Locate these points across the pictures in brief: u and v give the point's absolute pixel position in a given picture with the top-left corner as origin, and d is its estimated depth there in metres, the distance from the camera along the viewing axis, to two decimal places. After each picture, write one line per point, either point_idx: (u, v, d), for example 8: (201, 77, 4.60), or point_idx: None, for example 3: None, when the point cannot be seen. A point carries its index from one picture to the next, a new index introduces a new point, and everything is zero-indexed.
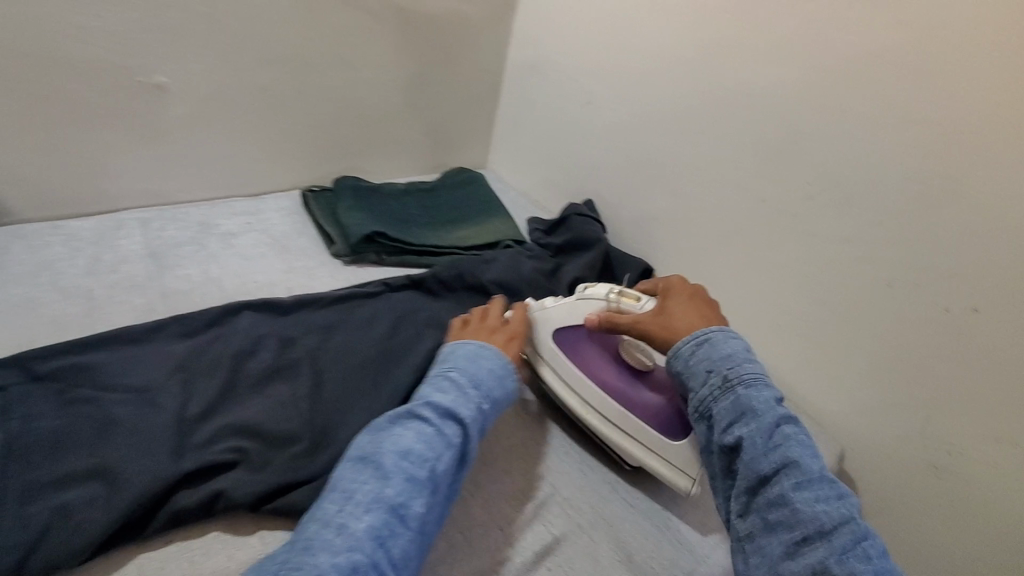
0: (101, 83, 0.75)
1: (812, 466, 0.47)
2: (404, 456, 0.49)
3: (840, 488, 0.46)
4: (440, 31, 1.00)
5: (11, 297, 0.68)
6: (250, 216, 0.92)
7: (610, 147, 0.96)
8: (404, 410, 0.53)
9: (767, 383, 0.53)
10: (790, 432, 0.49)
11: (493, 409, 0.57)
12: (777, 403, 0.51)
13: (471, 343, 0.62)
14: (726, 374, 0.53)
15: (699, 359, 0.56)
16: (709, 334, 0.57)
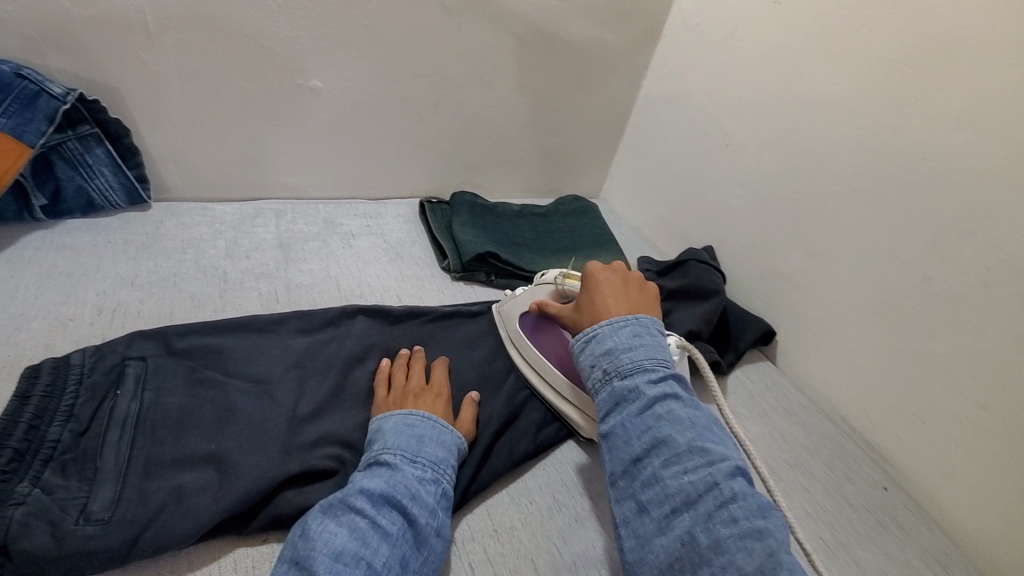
0: (265, 82, 0.80)
1: (680, 440, 0.47)
2: (337, 558, 0.42)
3: (709, 455, 0.45)
4: (580, 58, 0.98)
5: (160, 270, 0.73)
6: (371, 219, 0.95)
7: (744, 195, 0.90)
8: (334, 502, 0.46)
9: (650, 366, 0.51)
10: (664, 412, 0.48)
11: (435, 473, 0.52)
12: (653, 384, 0.50)
13: (396, 415, 0.56)
14: (606, 368, 0.53)
15: (585, 357, 0.55)
16: (595, 329, 0.56)
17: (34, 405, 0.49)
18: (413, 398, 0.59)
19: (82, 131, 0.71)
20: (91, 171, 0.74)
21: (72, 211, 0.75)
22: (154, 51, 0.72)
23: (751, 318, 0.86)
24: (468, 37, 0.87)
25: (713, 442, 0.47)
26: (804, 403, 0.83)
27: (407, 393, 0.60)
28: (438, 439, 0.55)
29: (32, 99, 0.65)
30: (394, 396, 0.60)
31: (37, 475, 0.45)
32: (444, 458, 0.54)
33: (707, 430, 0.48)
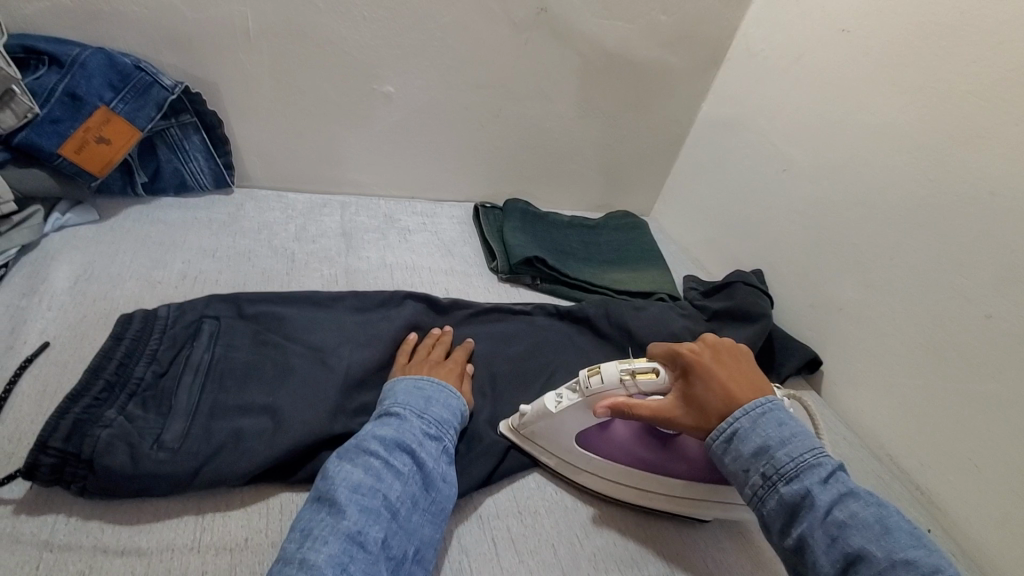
0: (345, 85, 0.88)
1: (878, 553, 0.42)
2: (355, 491, 0.47)
3: (914, 564, 0.41)
4: (641, 77, 1.01)
5: (238, 245, 0.81)
6: (427, 218, 1.00)
7: (799, 221, 0.90)
8: (350, 446, 0.51)
9: (811, 460, 0.47)
10: (845, 516, 0.44)
11: (440, 429, 0.56)
12: (823, 487, 0.45)
13: (408, 378, 0.60)
14: (764, 471, 0.48)
15: (731, 459, 0.50)
16: (735, 426, 0.51)
17: (126, 346, 0.56)
18: (428, 366, 0.63)
19: (183, 120, 0.80)
20: (187, 156, 0.84)
21: (166, 190, 0.85)
22: (251, 52, 0.81)
23: (796, 345, 0.84)
24: (534, 52, 0.92)
25: (907, 541, 0.43)
26: (846, 435, 0.81)
27: (424, 362, 0.64)
28: (444, 400, 0.59)
29: (146, 89, 0.75)
30: (413, 362, 0.64)
31: (123, 405, 0.52)
32: (449, 417, 0.57)
33: (894, 524, 0.44)
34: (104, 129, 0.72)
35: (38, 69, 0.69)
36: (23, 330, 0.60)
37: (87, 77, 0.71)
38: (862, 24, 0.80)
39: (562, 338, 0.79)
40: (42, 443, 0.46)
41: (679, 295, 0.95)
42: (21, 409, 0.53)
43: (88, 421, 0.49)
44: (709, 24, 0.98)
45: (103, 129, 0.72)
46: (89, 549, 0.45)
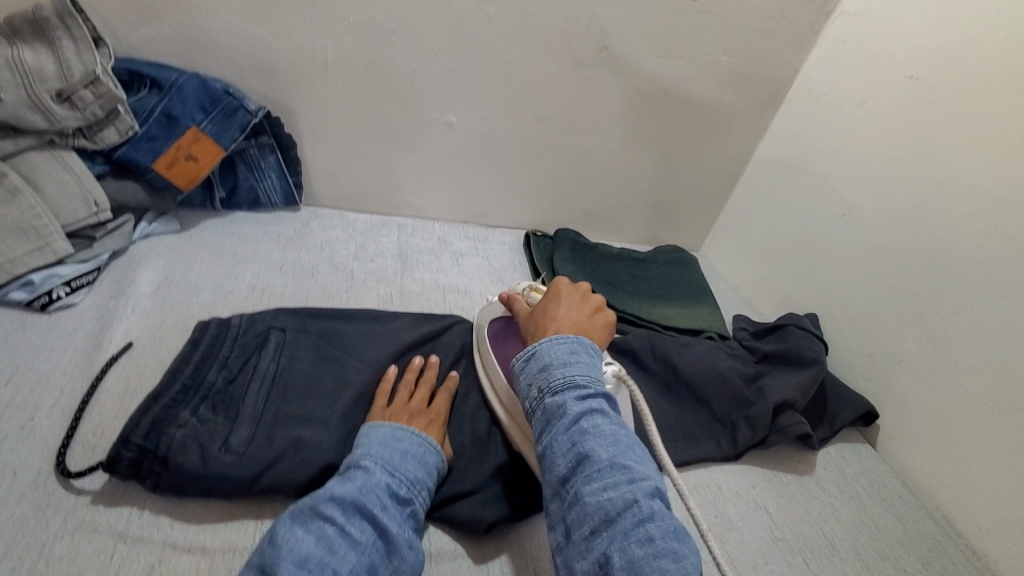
0: (411, 113, 0.92)
1: (601, 455, 0.46)
2: (301, 565, 0.42)
3: (630, 474, 0.45)
4: (697, 116, 1.02)
5: (302, 261, 0.85)
6: (479, 243, 1.03)
7: (857, 268, 0.88)
8: (306, 506, 0.47)
9: (581, 382, 0.52)
10: (589, 427, 0.48)
11: (410, 490, 0.52)
12: (581, 401, 0.50)
13: (385, 427, 0.57)
14: (540, 385, 0.53)
15: (524, 375, 0.56)
16: (535, 347, 0.57)
17: (200, 353, 0.60)
18: (406, 415, 0.60)
19: (261, 141, 0.86)
20: (262, 174, 0.89)
21: (241, 205, 0.91)
22: (327, 81, 0.86)
23: (851, 396, 0.82)
24: (592, 87, 0.94)
25: (638, 461, 0.47)
26: (903, 495, 0.77)
27: (404, 409, 0.61)
28: (420, 457, 0.56)
29: (232, 113, 0.80)
30: (392, 408, 0.61)
31: (196, 407, 0.55)
32: (423, 476, 0.54)
33: (631, 446, 0.48)
34: (193, 148, 0.78)
35: (139, 91, 0.76)
36: (110, 330, 0.65)
37: (182, 100, 0.77)
38: (933, 73, 0.78)
39: None
40: (125, 438, 0.50)
41: (728, 334, 0.93)
42: (105, 404, 0.57)
43: (164, 420, 0.53)
44: (769, 67, 0.98)
45: (192, 148, 0.78)
46: (159, 543, 0.48)
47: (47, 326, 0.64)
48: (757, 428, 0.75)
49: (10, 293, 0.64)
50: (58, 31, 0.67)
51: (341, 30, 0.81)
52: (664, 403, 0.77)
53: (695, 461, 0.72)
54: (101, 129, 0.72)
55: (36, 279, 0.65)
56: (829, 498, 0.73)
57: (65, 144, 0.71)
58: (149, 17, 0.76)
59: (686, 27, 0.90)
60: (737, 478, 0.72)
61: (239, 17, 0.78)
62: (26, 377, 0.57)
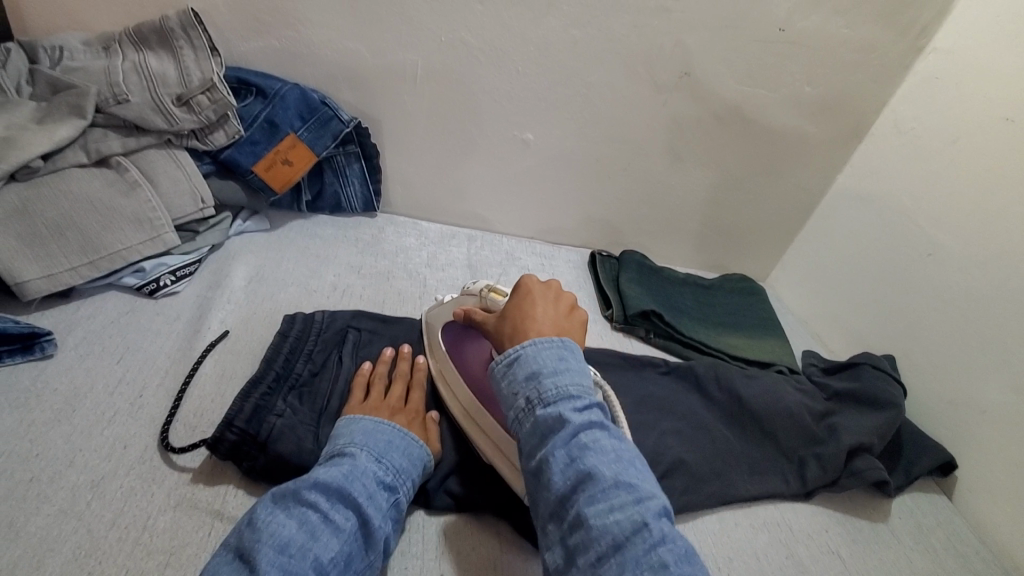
0: (489, 129, 0.94)
1: (605, 473, 0.43)
2: (282, 550, 0.42)
3: (635, 493, 0.43)
4: (777, 145, 1.01)
5: (379, 266, 0.89)
6: (545, 260, 1.05)
7: (940, 309, 0.84)
8: (289, 489, 0.47)
9: (576, 394, 0.48)
10: (589, 441, 0.45)
11: (395, 479, 0.52)
12: (578, 412, 0.47)
13: (366, 420, 0.57)
14: (529, 394, 0.48)
15: (506, 381, 0.50)
16: (518, 351, 0.51)
17: (290, 345, 0.64)
18: (387, 411, 0.60)
19: (349, 150, 0.90)
20: (346, 181, 0.93)
21: (324, 209, 0.95)
22: (414, 95, 0.90)
23: (930, 445, 0.78)
24: (670, 112, 0.95)
25: (641, 479, 0.44)
26: (986, 555, 0.73)
27: (383, 404, 0.61)
28: (404, 449, 0.55)
29: (327, 122, 0.85)
30: (370, 402, 0.61)
31: (287, 399, 0.59)
32: (409, 468, 0.54)
33: (632, 463, 0.45)
34: (290, 153, 0.83)
35: (246, 98, 0.81)
36: (209, 317, 0.69)
37: (284, 108, 0.82)
38: None
39: (674, 398, 0.79)
40: (230, 421, 0.53)
41: (798, 369, 0.91)
42: (204, 388, 0.61)
43: (263, 407, 0.57)
44: (853, 99, 0.96)
45: (289, 152, 0.83)
46: None
47: (154, 310, 0.69)
48: (829, 469, 0.72)
49: (124, 278, 0.70)
50: (181, 41, 0.74)
51: (431, 47, 0.85)
52: (731, 434, 0.76)
53: (763, 497, 0.70)
54: (212, 132, 0.77)
55: (147, 265, 0.71)
56: (904, 550, 0.70)
57: (180, 144, 0.77)
58: (259, 29, 0.81)
59: (771, 56, 0.90)
60: (805, 518, 0.70)
61: (340, 32, 0.83)
62: (136, 356, 0.62)
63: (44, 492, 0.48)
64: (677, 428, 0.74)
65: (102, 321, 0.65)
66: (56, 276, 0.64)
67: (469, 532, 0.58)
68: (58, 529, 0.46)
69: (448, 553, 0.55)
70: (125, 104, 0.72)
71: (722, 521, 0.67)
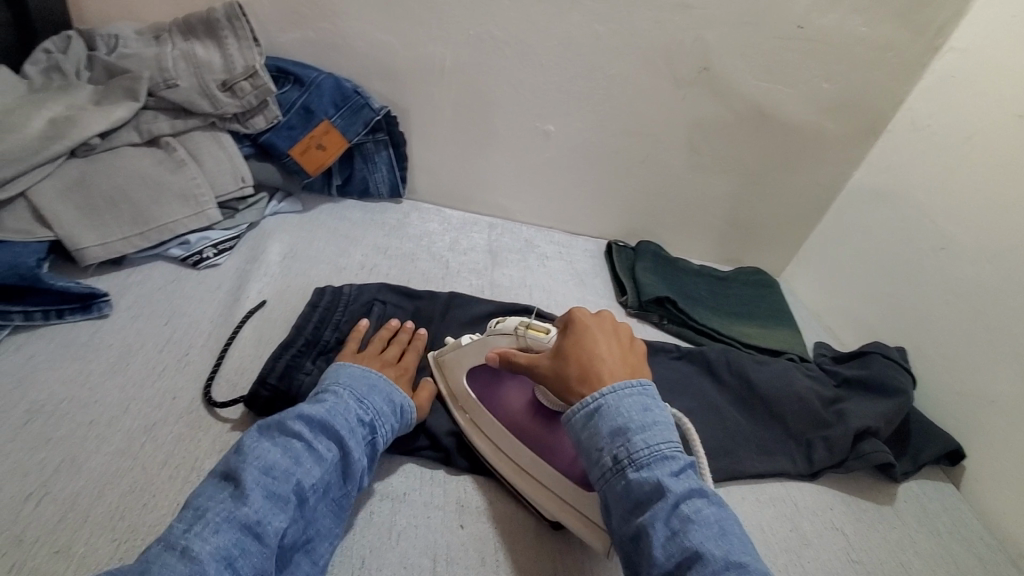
0: (512, 120, 0.98)
1: (712, 552, 0.43)
2: (266, 472, 0.46)
3: (746, 573, 0.42)
4: (793, 140, 1.03)
5: (404, 248, 0.93)
6: (562, 248, 1.08)
7: (952, 303, 0.86)
8: (276, 420, 0.50)
9: (669, 458, 0.48)
10: (688, 512, 0.45)
11: (376, 418, 0.56)
12: (675, 479, 0.47)
13: (354, 367, 0.60)
14: (617, 454, 0.49)
15: (592, 438, 0.51)
16: (599, 403, 0.51)
17: (319, 313, 0.69)
18: (378, 362, 0.64)
19: (378, 137, 0.94)
20: (374, 167, 0.98)
21: (352, 193, 1.00)
22: (442, 86, 0.94)
23: (937, 433, 0.79)
24: (689, 106, 0.97)
25: (745, 551, 0.44)
26: (991, 541, 0.74)
27: (376, 357, 0.65)
28: (387, 393, 0.58)
29: (359, 110, 0.89)
30: (364, 354, 0.65)
31: (316, 361, 0.64)
32: (390, 409, 0.57)
33: (734, 533, 0.45)
34: (324, 138, 0.88)
35: (284, 85, 0.86)
36: (247, 288, 0.74)
37: (319, 96, 0.86)
38: None
39: (685, 380, 0.81)
40: (264, 378, 0.58)
41: (809, 358, 0.93)
42: (243, 350, 0.65)
43: (294, 367, 0.62)
44: (870, 96, 0.98)
45: (323, 138, 0.87)
46: None
47: (197, 280, 0.74)
48: (835, 451, 0.74)
49: (170, 249, 0.75)
50: (225, 31, 0.79)
51: (460, 40, 0.89)
52: (740, 415, 0.78)
53: (770, 475, 0.73)
54: (252, 116, 0.82)
55: (192, 239, 0.76)
56: (908, 531, 0.71)
57: (223, 127, 0.82)
58: (298, 21, 0.86)
59: (790, 52, 0.92)
60: (811, 497, 0.72)
61: (374, 25, 0.87)
62: (181, 320, 0.67)
63: (103, 434, 0.53)
64: (687, 408, 0.77)
65: (151, 287, 0.70)
66: (111, 244, 0.70)
67: (486, 492, 0.61)
68: (116, 466, 0.51)
69: (467, 509, 0.59)
70: (173, 88, 0.77)
71: (729, 495, 0.70)
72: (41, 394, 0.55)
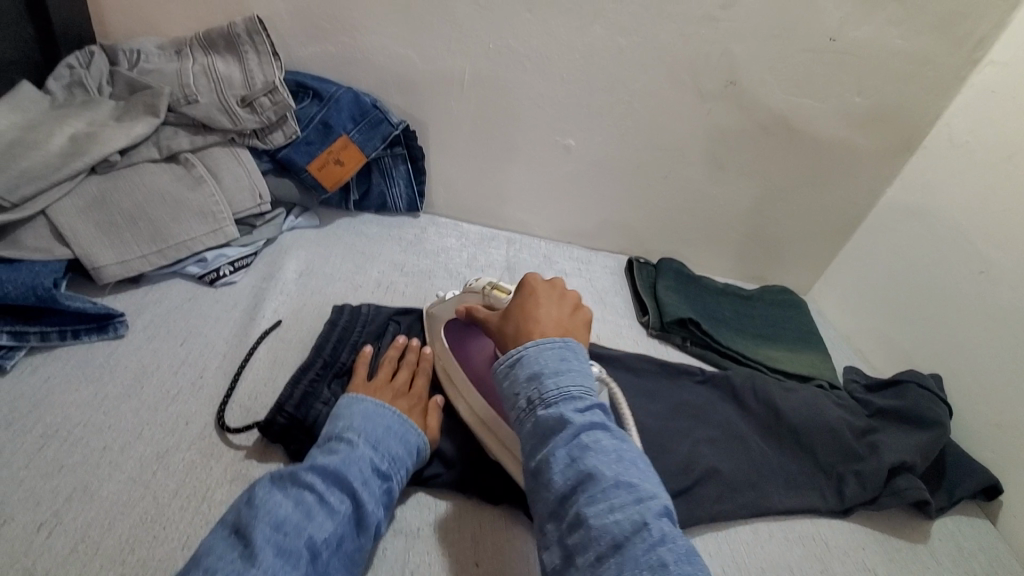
0: (531, 134, 0.96)
1: (605, 474, 0.44)
2: (278, 528, 0.44)
3: (636, 493, 0.43)
4: (821, 155, 0.99)
5: (422, 265, 0.92)
6: (581, 264, 1.06)
7: (992, 329, 0.81)
8: (288, 472, 0.49)
9: (578, 395, 0.48)
10: (590, 442, 0.45)
11: (390, 465, 0.54)
12: (579, 413, 0.47)
13: (366, 402, 0.58)
14: (530, 395, 0.49)
15: (509, 382, 0.51)
16: (521, 351, 0.51)
17: (338, 333, 0.68)
18: (390, 394, 0.62)
19: (396, 151, 0.93)
20: (392, 182, 0.97)
21: (370, 208, 0.99)
22: (460, 100, 0.92)
23: (977, 468, 0.75)
24: (714, 121, 0.95)
25: (642, 478, 0.45)
26: None
27: (388, 387, 0.63)
28: (400, 437, 0.57)
29: (377, 125, 0.88)
30: (375, 383, 0.63)
31: (333, 387, 0.63)
32: (403, 455, 0.56)
33: (633, 462, 0.45)
34: (342, 154, 0.87)
35: (303, 100, 0.86)
36: (263, 307, 0.73)
37: (338, 111, 0.85)
38: None
39: (709, 407, 0.78)
40: (281, 406, 0.57)
41: (838, 384, 0.89)
42: (258, 372, 0.64)
43: (311, 394, 0.60)
44: (904, 110, 0.94)
45: (340, 153, 0.87)
46: None
47: (213, 299, 0.73)
48: (868, 486, 0.70)
49: (188, 267, 0.75)
50: (246, 47, 0.79)
51: (478, 54, 0.87)
52: (766, 445, 0.75)
53: (798, 510, 0.69)
54: (271, 132, 0.82)
55: (209, 256, 0.76)
56: (946, 573, 0.68)
57: (242, 143, 0.81)
58: (317, 35, 0.86)
59: (820, 66, 0.89)
60: (842, 535, 0.69)
61: (393, 39, 0.86)
62: (197, 340, 0.66)
63: (115, 460, 0.52)
64: (711, 436, 0.74)
65: (167, 306, 0.70)
66: (129, 262, 0.69)
67: (503, 526, 0.59)
68: (127, 495, 0.50)
69: (482, 545, 0.57)
70: (193, 104, 0.77)
71: (756, 532, 0.67)
72: (56, 417, 0.54)
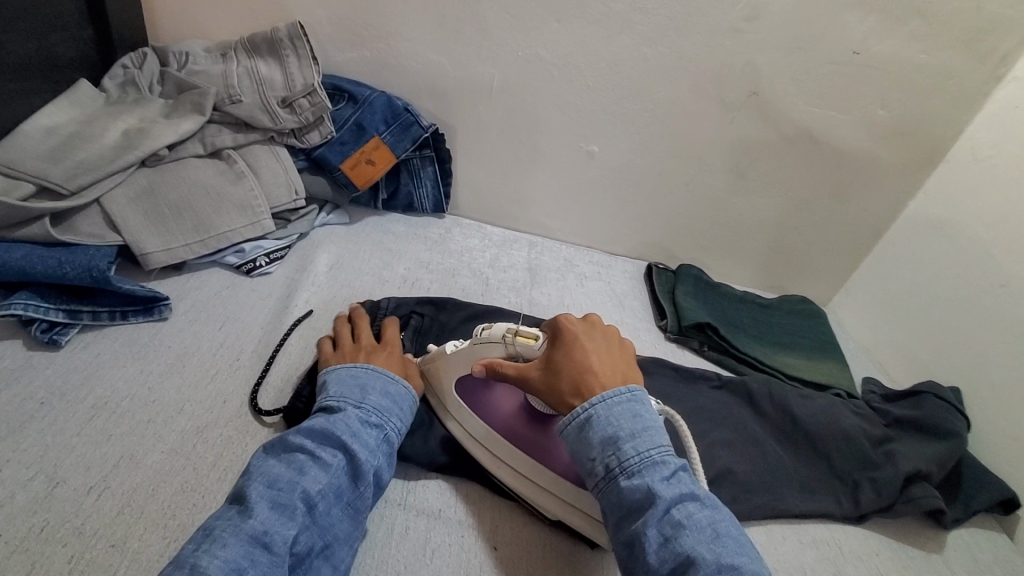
0: (555, 140, 0.99)
1: (704, 554, 0.45)
2: (272, 486, 0.47)
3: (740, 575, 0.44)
4: (844, 166, 1.00)
5: (446, 263, 0.95)
6: (601, 268, 1.08)
7: (1013, 343, 0.81)
8: (279, 440, 0.52)
9: (658, 462, 0.50)
10: (681, 516, 0.47)
11: (379, 417, 0.56)
12: (665, 484, 0.49)
13: (340, 368, 0.60)
14: (609, 462, 0.51)
15: (585, 448, 0.53)
16: (589, 413, 0.53)
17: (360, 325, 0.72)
18: (364, 354, 0.63)
19: (425, 153, 0.97)
20: (419, 183, 1.00)
21: (398, 207, 1.02)
22: (489, 105, 0.95)
23: (994, 481, 0.75)
24: (736, 131, 0.96)
25: (740, 555, 0.46)
26: None
27: (359, 349, 0.64)
28: (384, 391, 0.59)
29: (408, 127, 0.92)
30: (343, 350, 0.64)
31: None
32: (390, 406, 0.58)
33: (728, 536, 0.47)
34: (374, 154, 0.90)
35: (338, 103, 0.89)
36: (295, 297, 0.77)
37: (371, 113, 0.89)
38: None
39: (725, 410, 0.80)
40: (299, 393, 0.61)
41: (856, 394, 0.89)
42: (291, 357, 0.68)
43: None
44: (927, 124, 0.94)
45: (372, 153, 0.90)
46: None
47: (250, 288, 0.77)
48: (883, 493, 0.71)
49: (226, 257, 0.79)
50: (287, 49, 0.83)
51: (507, 61, 0.90)
52: (781, 450, 0.76)
53: (812, 515, 0.70)
54: (307, 131, 0.85)
55: (247, 247, 0.80)
56: None
57: (281, 141, 0.85)
58: (354, 41, 0.90)
59: (844, 78, 0.90)
60: (855, 540, 0.69)
61: (426, 46, 0.90)
62: (234, 325, 0.70)
63: (159, 432, 0.56)
64: (726, 438, 0.75)
65: (207, 293, 0.74)
66: (174, 250, 0.74)
67: (521, 513, 0.61)
68: (169, 465, 0.53)
69: (499, 530, 0.59)
70: (237, 103, 0.82)
71: (768, 533, 0.68)
72: (105, 390, 0.58)
